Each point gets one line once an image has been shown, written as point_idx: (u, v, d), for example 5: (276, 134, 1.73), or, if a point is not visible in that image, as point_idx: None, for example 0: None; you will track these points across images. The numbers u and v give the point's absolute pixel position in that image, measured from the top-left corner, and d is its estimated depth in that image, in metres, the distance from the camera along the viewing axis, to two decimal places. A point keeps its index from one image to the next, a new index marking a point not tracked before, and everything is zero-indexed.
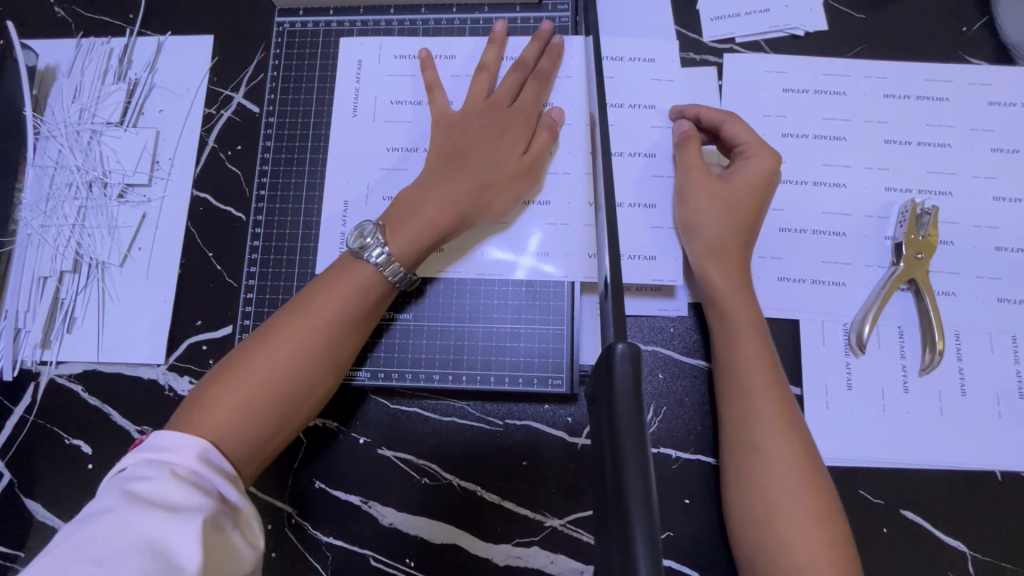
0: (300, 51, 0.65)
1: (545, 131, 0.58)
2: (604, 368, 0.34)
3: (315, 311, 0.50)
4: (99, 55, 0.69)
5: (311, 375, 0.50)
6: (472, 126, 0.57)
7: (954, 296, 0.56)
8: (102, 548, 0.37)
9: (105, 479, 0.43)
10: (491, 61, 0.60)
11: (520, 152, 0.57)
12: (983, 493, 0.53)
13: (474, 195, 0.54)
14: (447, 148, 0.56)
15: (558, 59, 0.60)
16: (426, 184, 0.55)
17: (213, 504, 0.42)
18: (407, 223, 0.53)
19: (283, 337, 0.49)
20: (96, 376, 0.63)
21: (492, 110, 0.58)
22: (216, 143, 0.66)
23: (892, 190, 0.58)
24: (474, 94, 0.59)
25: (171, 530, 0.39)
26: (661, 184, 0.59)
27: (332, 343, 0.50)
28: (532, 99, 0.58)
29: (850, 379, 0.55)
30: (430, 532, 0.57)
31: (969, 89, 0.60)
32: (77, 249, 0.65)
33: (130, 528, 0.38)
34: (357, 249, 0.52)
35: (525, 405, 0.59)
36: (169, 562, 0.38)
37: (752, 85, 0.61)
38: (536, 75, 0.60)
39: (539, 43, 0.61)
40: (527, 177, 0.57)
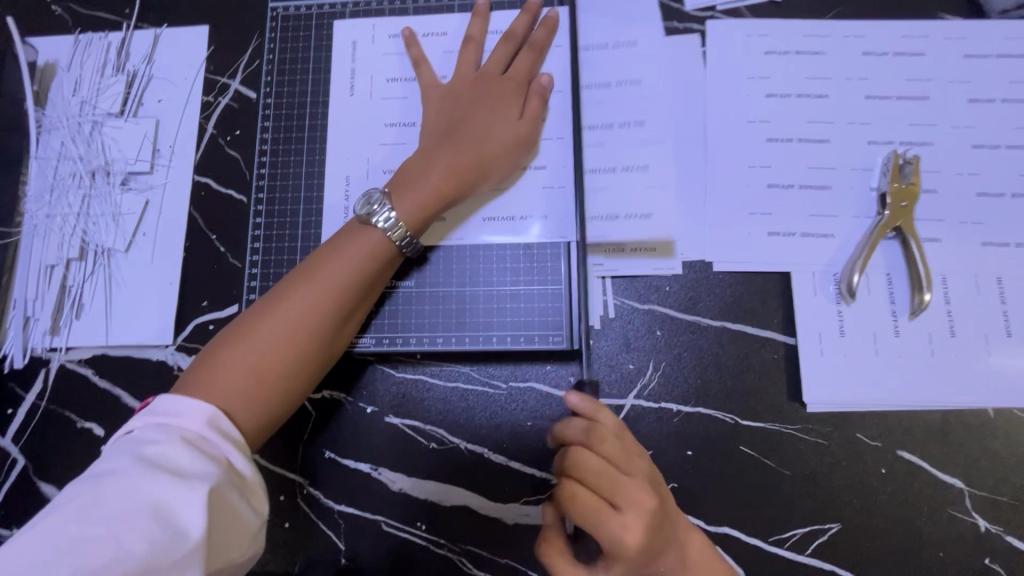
0: (293, 35, 0.67)
1: (537, 98, 0.59)
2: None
3: (322, 280, 0.51)
4: (97, 49, 0.71)
5: (321, 338, 0.51)
6: (466, 97, 0.59)
7: (940, 242, 0.57)
8: (110, 507, 0.39)
9: (117, 438, 0.44)
10: (476, 33, 0.62)
11: (515, 121, 0.58)
12: (976, 430, 0.55)
13: (475, 162, 0.56)
14: (444, 119, 0.58)
15: (553, 31, 0.62)
16: (427, 154, 0.57)
17: (217, 470, 0.43)
18: (410, 190, 0.55)
19: (294, 300, 0.51)
20: (106, 360, 0.64)
21: (485, 80, 0.60)
22: (215, 129, 0.68)
23: (875, 143, 0.60)
24: (465, 66, 0.61)
25: (175, 495, 0.40)
26: (647, 147, 0.60)
27: (338, 314, 0.52)
28: (524, 68, 0.60)
29: (842, 327, 0.57)
30: (439, 495, 0.58)
31: (945, 43, 0.62)
32: (82, 237, 0.66)
33: (135, 491, 0.40)
34: (364, 216, 0.54)
35: (527, 367, 0.60)
36: (174, 525, 0.40)
37: (735, 49, 0.63)
38: (528, 45, 0.61)
39: (528, 15, 0.62)
40: (523, 141, 0.58)
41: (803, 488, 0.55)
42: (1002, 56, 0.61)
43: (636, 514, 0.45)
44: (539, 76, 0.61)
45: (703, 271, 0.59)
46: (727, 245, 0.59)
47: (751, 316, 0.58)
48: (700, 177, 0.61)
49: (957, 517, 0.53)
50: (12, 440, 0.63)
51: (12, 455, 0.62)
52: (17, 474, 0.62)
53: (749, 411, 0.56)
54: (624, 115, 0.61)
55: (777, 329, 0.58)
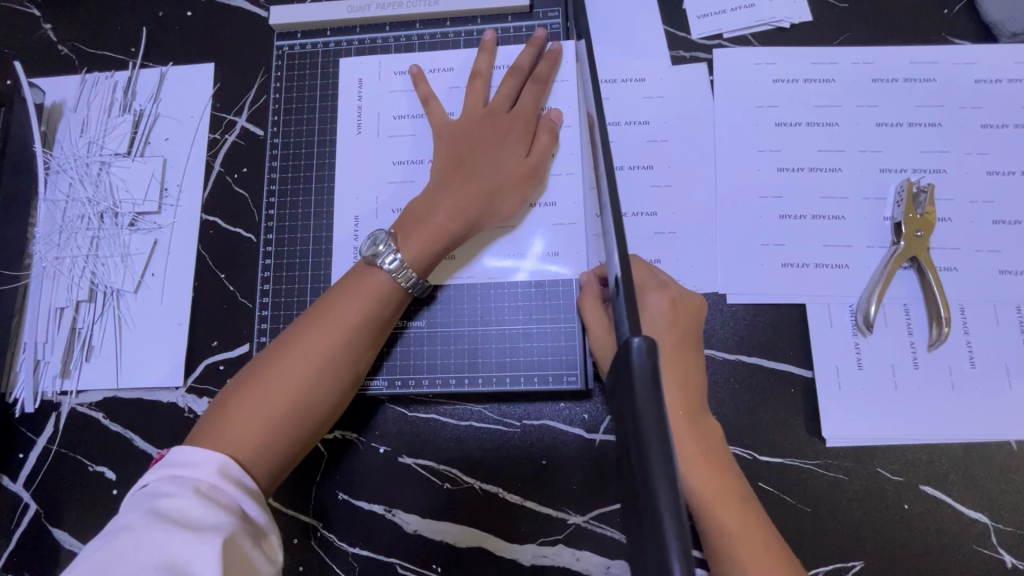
0: (299, 73, 0.67)
1: (546, 133, 0.59)
2: (624, 367, 0.34)
3: (332, 321, 0.51)
4: (103, 89, 0.71)
5: (332, 381, 0.51)
6: (473, 134, 0.58)
7: (957, 271, 0.57)
8: (124, 565, 0.38)
9: (129, 493, 0.44)
10: (484, 68, 0.62)
11: (522, 156, 0.58)
12: (1000, 463, 0.54)
13: (483, 201, 0.56)
14: (451, 157, 0.58)
15: (556, 63, 0.62)
16: (434, 193, 0.56)
17: (231, 521, 0.42)
18: (418, 230, 0.54)
19: (305, 343, 0.50)
20: (117, 403, 0.64)
21: (492, 116, 0.59)
22: (222, 167, 0.68)
23: (888, 171, 0.59)
24: (472, 101, 0.61)
25: (189, 549, 0.39)
26: (657, 192, 0.61)
27: (349, 351, 0.51)
28: (531, 102, 0.60)
29: (860, 359, 0.56)
30: (454, 536, 0.58)
31: (955, 69, 0.61)
32: (91, 279, 0.66)
33: (151, 546, 0.39)
34: (370, 257, 0.54)
35: (541, 404, 0.59)
36: None
37: (743, 78, 0.63)
38: (534, 79, 0.61)
39: (534, 49, 0.62)
40: (532, 177, 0.58)
41: (826, 525, 0.54)
42: (1013, 80, 0.60)
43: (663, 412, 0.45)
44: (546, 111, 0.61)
45: (716, 304, 0.59)
46: (740, 276, 0.59)
47: (767, 349, 0.58)
48: (711, 208, 0.60)
49: (983, 553, 0.52)
50: (23, 486, 0.62)
51: (24, 501, 0.62)
52: (28, 520, 0.62)
53: (768, 446, 0.55)
54: (633, 155, 0.62)
55: (794, 362, 0.57)
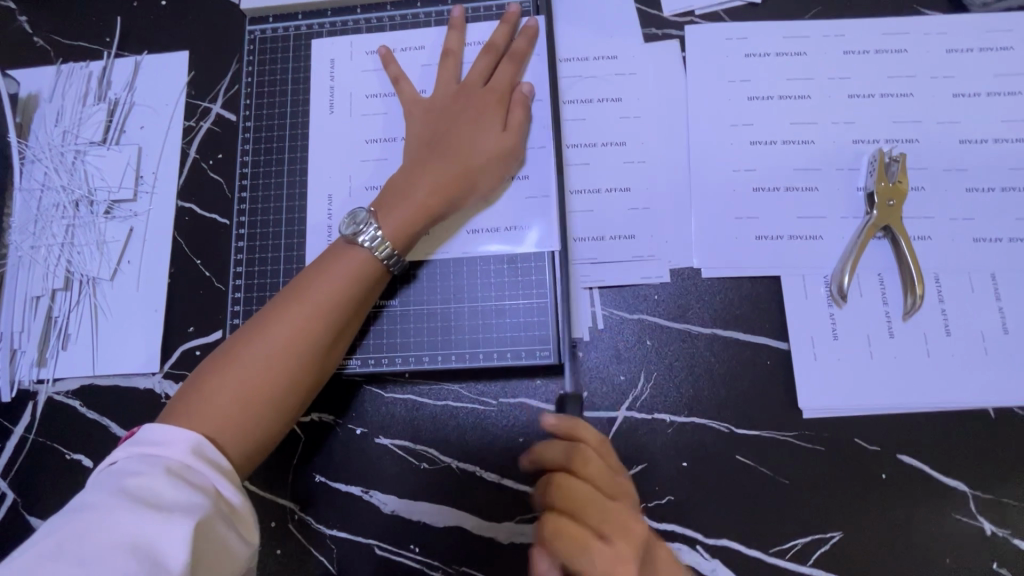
0: (272, 56, 0.67)
1: (520, 107, 0.59)
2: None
3: (311, 298, 0.51)
4: (79, 78, 0.71)
5: (311, 358, 0.51)
6: (450, 112, 0.59)
7: (931, 240, 0.57)
8: (91, 543, 0.38)
9: (99, 471, 0.43)
10: (455, 46, 0.62)
11: (499, 131, 0.58)
12: (977, 430, 0.53)
13: (462, 177, 0.56)
14: (429, 135, 0.58)
15: (534, 40, 0.62)
16: (412, 170, 0.56)
17: (200, 499, 0.42)
18: (396, 207, 0.55)
19: (283, 320, 0.50)
20: (93, 390, 0.63)
21: (467, 94, 0.59)
22: (197, 153, 0.68)
23: (860, 142, 0.59)
24: (445, 80, 0.61)
25: (159, 527, 0.39)
26: (631, 168, 0.60)
27: (328, 332, 0.51)
28: (506, 78, 0.60)
29: (835, 329, 0.56)
30: (432, 517, 0.57)
31: (926, 39, 0.61)
32: (67, 267, 0.66)
33: (118, 522, 0.39)
34: (351, 235, 0.54)
35: (516, 382, 0.59)
36: (154, 556, 0.38)
37: (715, 53, 0.63)
38: (510, 56, 0.61)
39: (508, 25, 0.62)
40: (511, 152, 0.58)
41: (803, 496, 0.53)
42: (984, 49, 0.60)
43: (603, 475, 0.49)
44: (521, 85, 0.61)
45: (691, 278, 0.59)
46: (714, 250, 0.59)
47: (742, 322, 0.57)
48: (685, 182, 0.60)
49: (962, 522, 0.52)
50: (0, 475, 0.62)
51: (1, 490, 0.62)
52: (6, 509, 0.61)
53: (744, 418, 0.55)
54: (606, 133, 0.61)
55: (769, 334, 0.57)
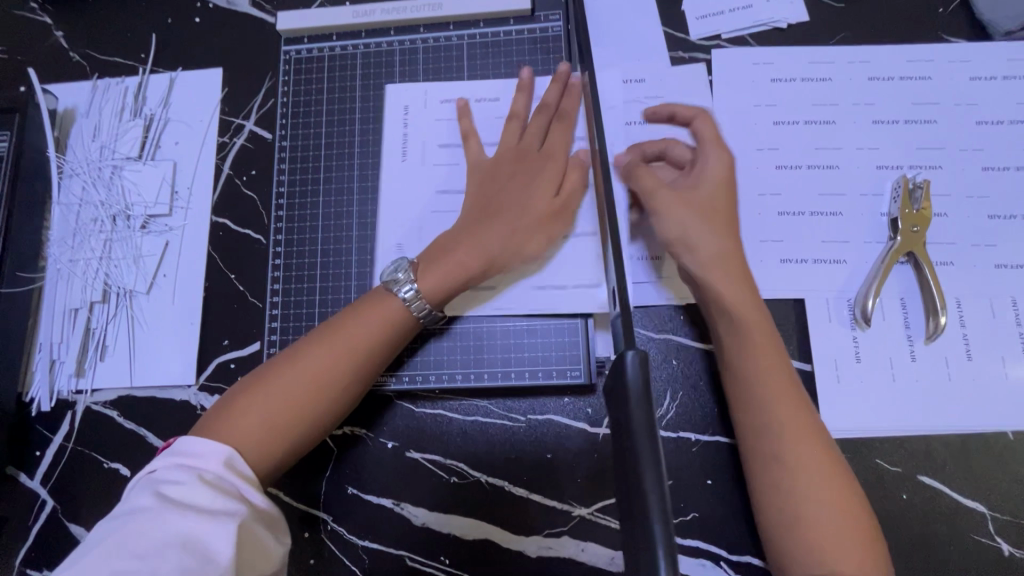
0: (306, 76, 0.68)
1: (575, 173, 0.59)
2: (618, 384, 0.34)
3: (343, 338, 0.53)
4: (115, 94, 0.72)
5: (337, 398, 0.52)
6: (501, 175, 0.59)
7: (953, 265, 0.58)
8: (142, 546, 0.40)
9: (136, 479, 0.45)
10: (519, 108, 0.62)
11: (550, 197, 0.58)
12: (996, 452, 0.55)
13: (509, 242, 0.57)
14: (480, 197, 0.59)
15: (580, 101, 0.63)
16: (463, 232, 0.57)
17: (238, 504, 0.44)
18: (439, 266, 0.56)
19: (315, 357, 0.52)
20: (131, 401, 0.65)
21: (519, 157, 0.60)
22: (231, 169, 0.69)
23: (884, 168, 0.60)
24: (506, 139, 0.61)
25: (206, 530, 0.41)
26: None
27: (360, 371, 0.53)
28: (559, 142, 0.60)
29: (858, 352, 0.57)
30: (462, 529, 0.59)
31: (950, 66, 0.62)
32: (104, 280, 0.67)
33: (164, 528, 0.40)
34: (389, 283, 0.55)
35: (545, 399, 0.60)
36: (202, 558, 0.40)
37: (741, 77, 0.64)
38: (560, 119, 0.61)
39: (559, 84, 0.63)
40: (559, 217, 0.59)
41: None
42: (1008, 77, 0.61)
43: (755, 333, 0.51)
44: (574, 151, 0.62)
45: None
46: None
47: None
48: None
49: (980, 541, 0.53)
50: (40, 482, 0.64)
51: (41, 497, 0.64)
52: (45, 516, 0.63)
53: None
54: None
55: (793, 355, 0.58)
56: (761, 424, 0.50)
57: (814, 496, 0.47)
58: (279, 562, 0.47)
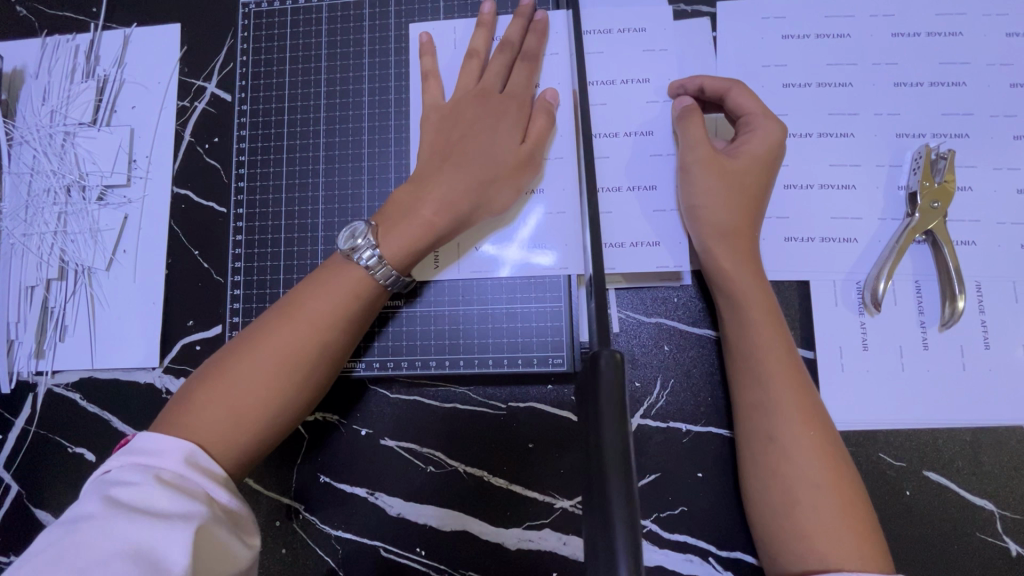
0: (268, 33, 0.62)
1: (542, 116, 0.54)
2: (589, 380, 0.32)
3: (308, 317, 0.48)
4: (65, 53, 0.66)
5: (305, 382, 0.48)
6: (463, 119, 0.54)
7: (975, 245, 0.53)
8: (84, 555, 0.36)
9: (91, 479, 0.42)
10: (480, 46, 0.57)
11: (517, 142, 0.54)
12: (1009, 448, 0.51)
13: (473, 194, 0.52)
14: (441, 143, 0.54)
15: (544, 35, 0.57)
16: (422, 182, 0.52)
17: (198, 507, 0.40)
18: (400, 223, 0.51)
19: (278, 338, 0.48)
20: (93, 383, 0.62)
21: (482, 98, 0.55)
22: (192, 136, 0.64)
23: (904, 136, 0.55)
24: (463, 80, 0.56)
25: (156, 535, 0.38)
26: (656, 162, 0.56)
27: (326, 350, 0.49)
28: (522, 81, 0.55)
29: (865, 339, 0.53)
30: (439, 520, 0.56)
31: (984, 20, 0.55)
32: (61, 256, 0.63)
33: (113, 535, 0.37)
34: (348, 251, 0.51)
35: (527, 387, 0.57)
36: (153, 566, 0.37)
37: (749, 33, 0.57)
38: (523, 55, 0.56)
39: (523, 20, 0.57)
40: (527, 167, 0.54)
41: None
42: None
43: (759, 311, 0.48)
44: (540, 91, 0.57)
45: None
46: None
47: None
48: None
49: (987, 541, 0.50)
50: (3, 467, 0.62)
51: (5, 482, 0.61)
52: (10, 501, 0.61)
53: None
54: (628, 123, 0.57)
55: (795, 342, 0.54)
56: (759, 404, 0.47)
57: (812, 480, 0.43)
58: (247, 566, 0.44)
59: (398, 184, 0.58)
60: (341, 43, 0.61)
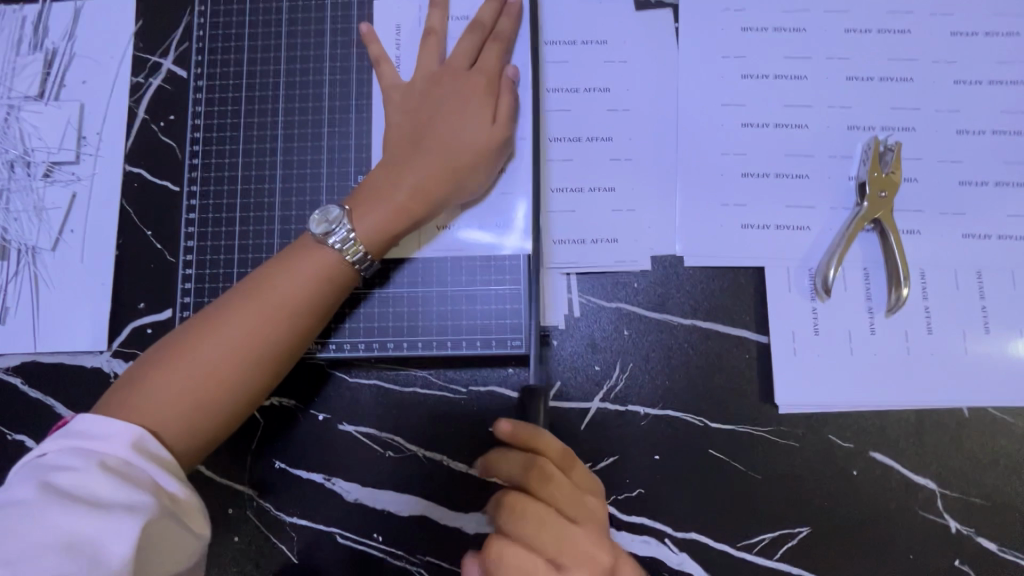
0: (227, 8, 0.61)
1: (508, 92, 0.54)
2: None
3: (269, 302, 0.47)
4: (11, 23, 0.64)
5: (263, 368, 0.47)
6: (432, 99, 0.54)
7: (919, 234, 0.55)
8: (17, 544, 0.35)
9: (26, 461, 0.40)
10: (438, 25, 0.57)
11: (488, 122, 0.53)
12: (951, 430, 0.53)
13: (447, 177, 0.52)
14: (408, 127, 0.54)
15: (517, 19, 0.57)
16: (394, 168, 0.52)
17: (144, 495, 0.39)
18: (373, 209, 0.51)
19: (236, 322, 0.46)
20: (35, 368, 0.59)
21: (450, 77, 0.54)
22: (147, 113, 0.62)
23: (855, 129, 0.57)
24: (429, 62, 0.56)
25: (96, 525, 0.37)
26: (616, 166, 0.57)
27: (287, 337, 0.48)
28: (491, 62, 0.55)
29: (817, 324, 0.54)
30: (397, 505, 0.56)
31: (932, 20, 0.58)
32: (3, 235, 0.60)
33: (48, 524, 0.36)
34: (321, 235, 0.50)
35: (486, 370, 0.57)
36: (93, 556, 0.36)
37: (709, 25, 0.59)
38: (494, 37, 0.56)
39: (495, 5, 0.57)
40: (500, 147, 0.54)
41: (773, 493, 0.53)
42: (990, 33, 0.57)
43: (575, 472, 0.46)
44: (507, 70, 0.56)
45: (673, 266, 0.56)
46: (699, 239, 0.56)
47: (722, 313, 0.55)
48: (671, 161, 0.57)
49: (928, 519, 0.52)
50: None
51: None
52: None
53: (718, 413, 0.54)
54: (591, 112, 0.58)
55: (750, 327, 0.55)
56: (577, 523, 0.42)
57: None
58: (195, 553, 0.42)
59: (359, 164, 0.58)
60: (303, 21, 0.60)
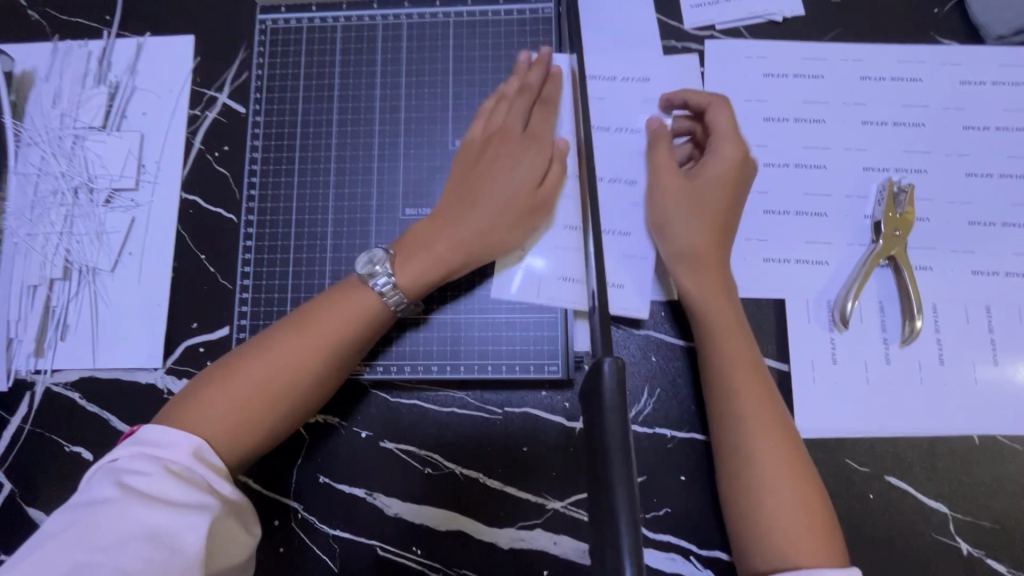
0: (283, 48, 0.65)
1: (557, 163, 0.58)
2: (596, 396, 0.34)
3: (315, 332, 0.50)
4: (78, 58, 0.68)
5: (308, 391, 0.50)
6: (485, 159, 0.58)
7: (931, 270, 0.58)
8: (102, 538, 0.38)
9: (95, 469, 0.43)
10: (508, 91, 0.60)
11: (534, 184, 0.57)
12: (962, 456, 0.56)
13: (488, 235, 0.55)
14: (463, 186, 0.57)
15: (559, 83, 0.61)
16: (441, 222, 0.55)
17: (207, 496, 0.42)
18: (416, 258, 0.54)
19: (285, 349, 0.50)
20: (93, 383, 0.63)
21: (503, 141, 0.58)
22: (203, 144, 0.66)
23: (870, 170, 0.60)
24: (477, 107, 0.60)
25: (171, 520, 0.40)
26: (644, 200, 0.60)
27: (331, 363, 0.51)
28: (541, 129, 0.59)
29: (835, 354, 0.58)
30: (435, 520, 0.58)
31: (942, 69, 0.62)
32: (66, 256, 0.64)
33: (127, 519, 0.39)
34: (365, 275, 0.53)
35: (522, 392, 0.60)
36: (169, 547, 0.39)
37: (733, 71, 0.63)
38: (541, 102, 0.60)
39: (540, 67, 0.61)
40: (539, 210, 0.57)
41: None
42: (997, 83, 0.61)
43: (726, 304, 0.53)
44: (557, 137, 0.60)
45: None
46: None
47: None
48: None
49: (941, 541, 0.55)
50: None
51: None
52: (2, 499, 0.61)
53: None
54: (621, 154, 0.61)
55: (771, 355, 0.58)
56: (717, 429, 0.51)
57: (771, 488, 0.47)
58: (248, 551, 0.46)
59: (405, 197, 0.62)
60: (353, 61, 0.65)
